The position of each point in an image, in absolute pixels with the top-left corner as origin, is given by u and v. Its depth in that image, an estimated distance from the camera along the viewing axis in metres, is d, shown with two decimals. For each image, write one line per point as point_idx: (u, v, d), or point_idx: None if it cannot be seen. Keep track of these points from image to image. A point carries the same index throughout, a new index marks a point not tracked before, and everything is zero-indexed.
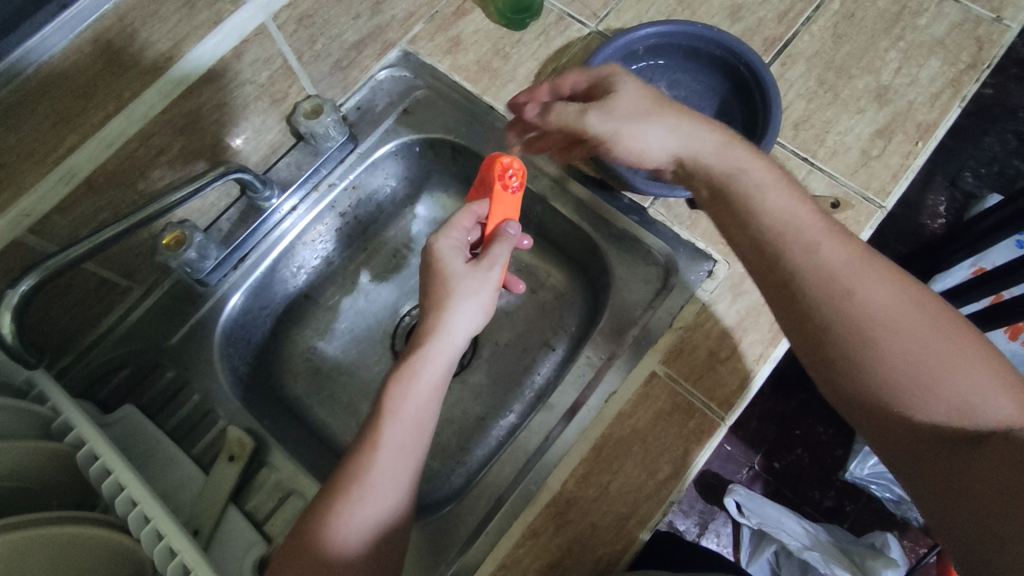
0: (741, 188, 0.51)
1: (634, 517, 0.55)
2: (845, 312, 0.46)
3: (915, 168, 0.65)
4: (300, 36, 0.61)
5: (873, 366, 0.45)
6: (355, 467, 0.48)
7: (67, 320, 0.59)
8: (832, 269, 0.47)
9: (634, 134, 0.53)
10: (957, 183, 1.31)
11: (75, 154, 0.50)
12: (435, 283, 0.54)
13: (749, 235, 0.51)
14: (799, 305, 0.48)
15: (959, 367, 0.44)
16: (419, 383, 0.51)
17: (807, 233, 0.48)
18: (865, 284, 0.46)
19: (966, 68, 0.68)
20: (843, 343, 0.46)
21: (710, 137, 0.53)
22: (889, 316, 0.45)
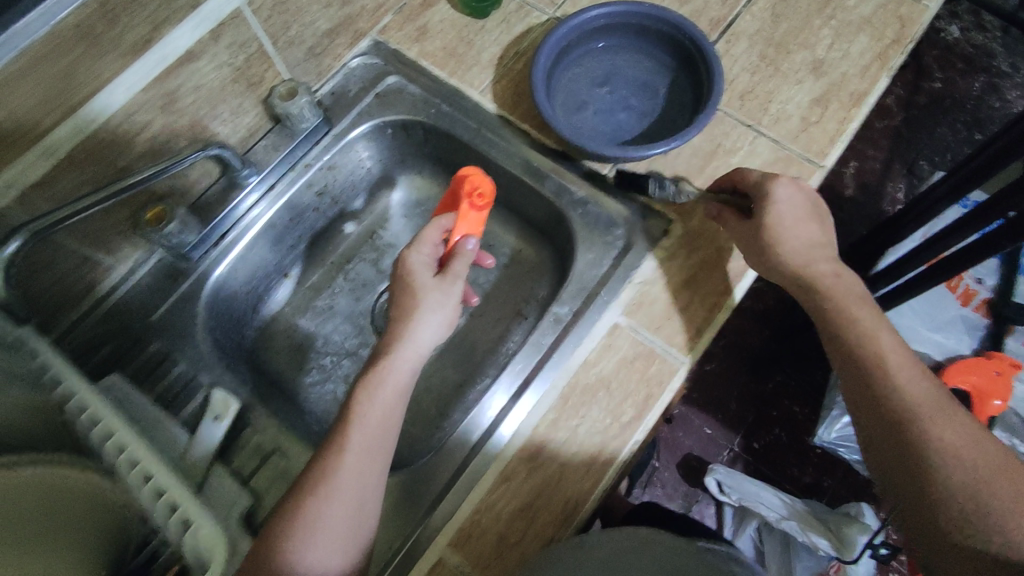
0: (840, 311, 0.56)
1: (600, 458, 0.58)
2: (913, 432, 0.49)
3: (850, 133, 0.70)
4: (274, 22, 0.65)
5: (912, 441, 0.49)
6: (322, 469, 0.51)
7: (54, 293, 0.61)
8: (884, 358, 0.53)
9: (786, 236, 0.59)
10: (914, 171, 1.36)
11: (59, 129, 0.53)
12: (406, 294, 0.59)
13: (834, 349, 0.56)
14: (869, 414, 0.52)
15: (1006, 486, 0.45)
16: (384, 391, 0.55)
17: (887, 360, 0.53)
18: (911, 380, 0.51)
19: (892, 43, 0.74)
20: (909, 455, 0.49)
21: (829, 269, 0.58)
22: (957, 445, 0.48)
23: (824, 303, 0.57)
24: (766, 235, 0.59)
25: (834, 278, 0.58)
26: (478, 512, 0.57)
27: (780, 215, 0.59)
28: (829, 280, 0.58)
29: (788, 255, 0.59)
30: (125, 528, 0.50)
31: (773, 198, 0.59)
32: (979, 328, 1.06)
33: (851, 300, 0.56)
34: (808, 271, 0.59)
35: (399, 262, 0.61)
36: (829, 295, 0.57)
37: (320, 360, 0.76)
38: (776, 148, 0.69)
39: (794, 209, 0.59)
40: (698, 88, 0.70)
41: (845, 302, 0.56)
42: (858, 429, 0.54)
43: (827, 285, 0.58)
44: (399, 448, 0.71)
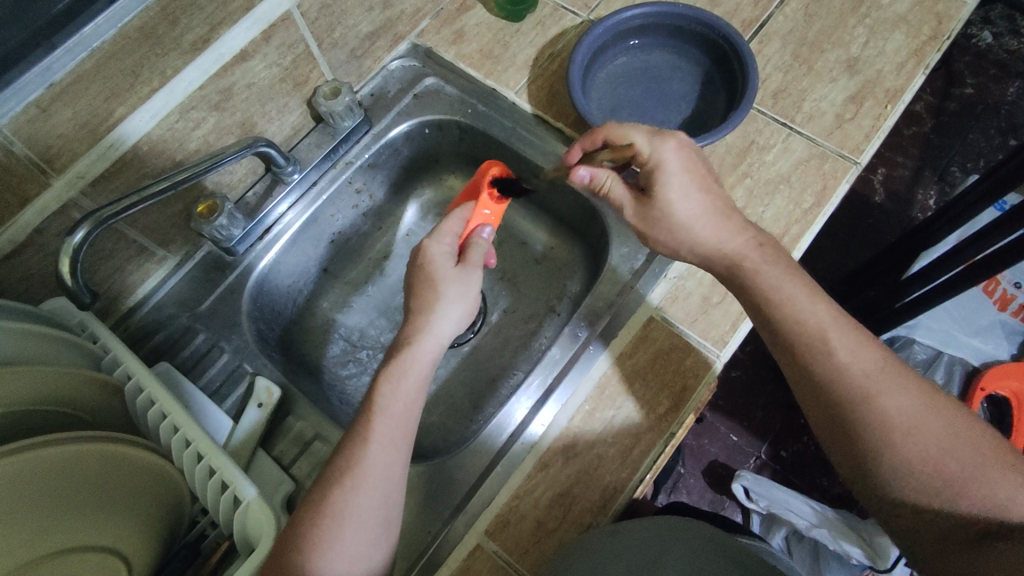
0: (766, 289, 0.52)
1: (638, 447, 0.59)
2: (865, 409, 0.47)
3: (886, 129, 0.70)
4: (320, 24, 0.68)
5: (854, 416, 0.47)
6: (348, 458, 0.50)
7: (110, 283, 0.64)
8: (813, 330, 0.50)
9: (676, 233, 0.55)
10: (946, 178, 1.34)
11: (124, 124, 0.56)
12: (424, 285, 0.58)
13: (768, 329, 0.52)
14: (813, 395, 0.50)
15: (946, 441, 0.45)
16: (409, 379, 0.54)
17: (819, 334, 0.49)
18: (841, 347, 0.49)
19: (928, 40, 0.74)
20: (863, 437, 0.47)
21: (742, 241, 0.54)
22: (908, 412, 0.46)
23: (749, 283, 0.53)
24: (662, 213, 0.55)
25: (751, 250, 0.54)
26: (515, 499, 0.58)
27: (673, 195, 0.54)
28: (744, 251, 0.53)
29: (700, 232, 0.54)
30: (182, 506, 0.54)
31: (660, 167, 0.54)
32: (1019, 333, 1.03)
33: (770, 272, 0.52)
34: (720, 246, 0.54)
35: (418, 253, 0.60)
36: (753, 272, 0.53)
37: (357, 353, 0.78)
38: (811, 145, 0.70)
39: (686, 175, 0.54)
40: (732, 86, 0.70)
41: (767, 273, 0.52)
42: (805, 407, 0.51)
43: (743, 262, 0.53)
44: (433, 440, 0.72)
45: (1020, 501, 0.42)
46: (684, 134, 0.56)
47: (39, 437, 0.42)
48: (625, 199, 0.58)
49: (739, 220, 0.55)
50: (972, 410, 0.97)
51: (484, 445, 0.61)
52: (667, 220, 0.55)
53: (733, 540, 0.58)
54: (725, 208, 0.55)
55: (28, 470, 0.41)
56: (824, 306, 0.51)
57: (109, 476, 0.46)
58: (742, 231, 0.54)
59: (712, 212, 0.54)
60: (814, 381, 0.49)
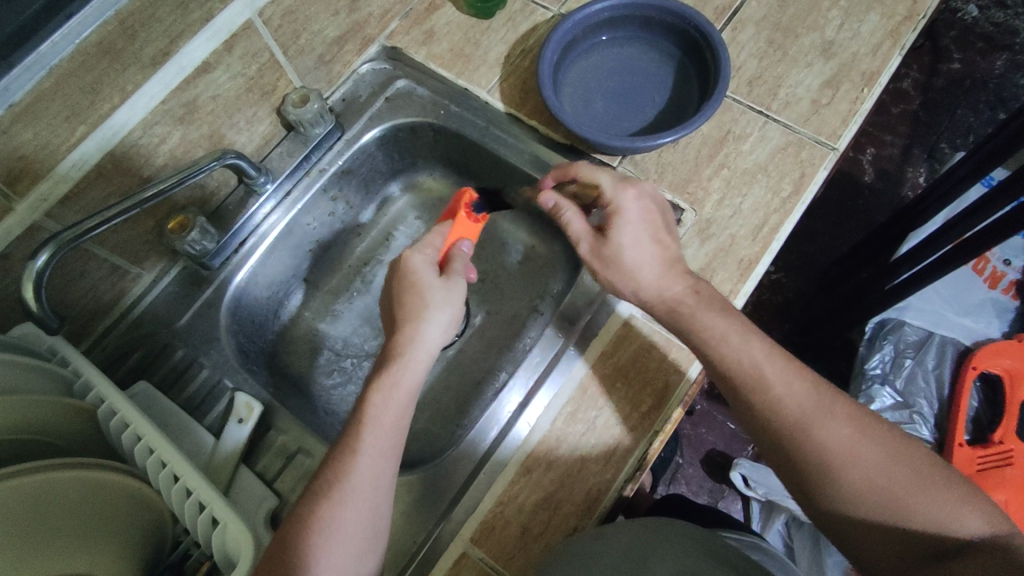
0: (703, 333, 0.54)
1: (621, 448, 0.58)
2: (806, 442, 0.49)
3: (863, 113, 0.69)
4: (284, 31, 0.67)
5: (799, 449, 0.49)
6: (336, 474, 0.50)
7: (83, 303, 0.63)
8: (746, 370, 0.52)
9: (618, 275, 0.58)
10: (935, 155, 1.33)
11: (85, 143, 0.55)
12: (411, 293, 0.57)
13: (706, 368, 0.55)
14: (760, 432, 0.52)
15: (888, 466, 0.47)
16: (399, 390, 0.53)
17: (757, 375, 0.51)
18: (777, 383, 0.51)
19: (904, 20, 0.73)
20: (809, 468, 0.49)
21: (681, 289, 0.55)
22: (846, 439, 0.48)
23: (686, 329, 0.55)
24: (615, 254, 0.57)
25: (688, 297, 0.55)
26: (500, 505, 0.57)
27: (625, 240, 0.57)
28: (676, 303, 0.55)
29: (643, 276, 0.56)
30: (163, 529, 0.53)
31: (619, 212, 0.57)
32: (1009, 310, 1.03)
33: (705, 318, 0.54)
34: (659, 294, 0.56)
35: (400, 262, 0.59)
36: (691, 316, 0.54)
37: (341, 362, 0.77)
38: (788, 133, 0.69)
39: (642, 224, 0.57)
40: (705, 76, 0.70)
41: (702, 319, 0.54)
42: (755, 441, 0.53)
43: (680, 306, 0.55)
44: (421, 447, 0.71)
45: (963, 518, 0.45)
46: (645, 184, 0.60)
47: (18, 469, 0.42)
48: (580, 234, 0.60)
49: (681, 269, 0.57)
50: (966, 388, 0.96)
51: (467, 451, 0.61)
52: (616, 259, 0.57)
53: (721, 539, 0.58)
54: (669, 258, 0.57)
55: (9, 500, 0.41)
56: (757, 344, 0.53)
57: (88, 503, 0.46)
58: (681, 277, 0.56)
59: (655, 258, 0.56)
60: (758, 417, 0.51)
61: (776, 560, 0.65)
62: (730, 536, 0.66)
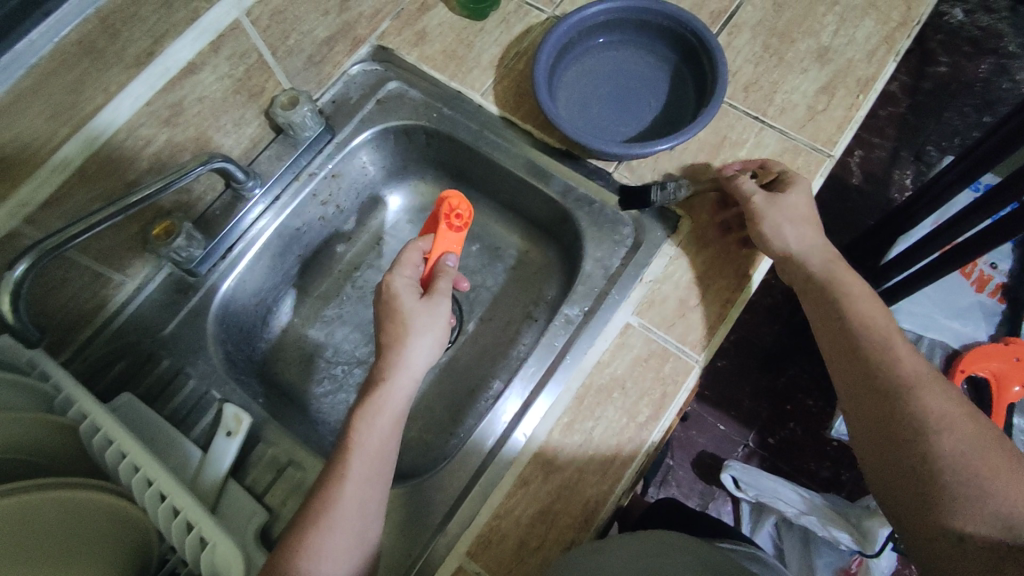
0: (845, 291, 0.56)
1: (618, 458, 0.57)
2: (909, 400, 0.49)
3: (858, 120, 0.69)
4: (272, 32, 0.65)
5: (900, 404, 0.49)
6: (324, 499, 0.49)
7: (64, 313, 0.61)
8: (875, 331, 0.53)
9: (779, 224, 0.60)
10: (922, 158, 1.35)
11: (67, 146, 0.53)
12: (392, 320, 0.56)
13: (826, 328, 0.56)
14: (863, 386, 0.52)
15: (988, 452, 0.45)
16: (383, 415, 0.53)
17: (882, 337, 0.53)
18: (901, 350, 0.52)
19: (898, 27, 0.73)
20: (904, 426, 0.48)
21: (833, 252, 0.59)
22: (952, 414, 0.47)
23: (824, 290, 0.57)
24: (787, 206, 0.60)
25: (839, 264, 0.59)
26: (496, 518, 0.56)
27: (799, 200, 0.61)
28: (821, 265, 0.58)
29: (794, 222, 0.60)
30: (149, 545, 0.51)
31: (794, 182, 0.62)
32: (995, 313, 1.04)
33: (843, 280, 0.57)
34: (818, 251, 0.59)
35: (382, 287, 0.58)
36: (844, 275, 0.57)
37: (331, 370, 0.75)
38: (783, 139, 0.68)
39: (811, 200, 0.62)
40: (702, 81, 0.69)
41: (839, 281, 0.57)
42: (849, 403, 0.53)
43: (837, 264, 0.58)
44: (414, 457, 0.70)
45: None
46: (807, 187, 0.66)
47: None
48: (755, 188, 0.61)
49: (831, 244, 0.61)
50: None
51: (463, 461, 0.60)
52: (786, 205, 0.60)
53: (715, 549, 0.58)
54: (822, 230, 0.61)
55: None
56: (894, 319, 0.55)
57: (67, 523, 0.44)
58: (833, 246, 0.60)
59: (815, 221, 0.60)
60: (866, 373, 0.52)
61: (770, 568, 0.65)
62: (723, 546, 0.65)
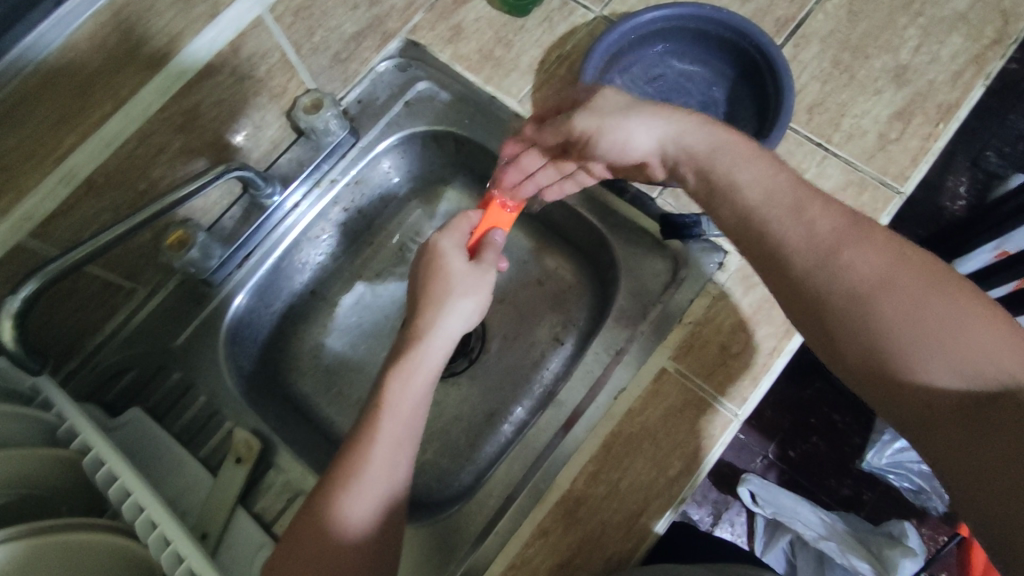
0: (772, 206, 0.46)
1: (645, 514, 0.54)
2: (861, 312, 0.42)
3: (936, 151, 0.62)
4: (297, 28, 0.59)
5: (853, 322, 0.42)
6: (353, 458, 0.46)
7: (73, 323, 0.59)
8: (818, 238, 0.44)
9: (622, 133, 0.52)
10: (980, 163, 1.15)
11: (75, 154, 0.49)
12: (435, 278, 0.54)
13: (766, 249, 0.46)
14: (814, 308, 0.44)
15: (957, 339, 0.40)
16: (418, 375, 0.50)
17: (825, 245, 0.43)
18: (853, 251, 0.43)
19: (990, 45, 0.65)
20: (874, 345, 0.41)
21: (710, 142, 0.49)
22: (906, 311, 0.41)
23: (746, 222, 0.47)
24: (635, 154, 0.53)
25: (721, 160, 0.48)
26: (512, 569, 0.53)
27: (645, 142, 0.52)
28: (789, 212, 0.45)
29: (740, 165, 0.48)
30: None
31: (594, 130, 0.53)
32: None
33: (790, 228, 0.45)
34: (699, 156, 0.49)
35: (428, 245, 0.57)
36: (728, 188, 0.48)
37: (346, 383, 0.72)
38: (848, 171, 0.62)
39: (614, 109, 0.52)
40: (763, 102, 0.63)
41: (803, 227, 0.44)
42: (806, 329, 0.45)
43: (719, 185, 0.48)
44: (427, 481, 0.68)
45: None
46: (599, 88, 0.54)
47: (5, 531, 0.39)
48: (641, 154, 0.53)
49: (684, 115, 0.50)
50: None
51: (480, 504, 0.58)
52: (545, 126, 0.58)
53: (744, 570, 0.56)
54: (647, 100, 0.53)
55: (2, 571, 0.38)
56: (884, 246, 0.43)
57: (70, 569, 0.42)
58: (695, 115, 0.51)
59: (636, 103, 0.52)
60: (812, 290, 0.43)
61: None
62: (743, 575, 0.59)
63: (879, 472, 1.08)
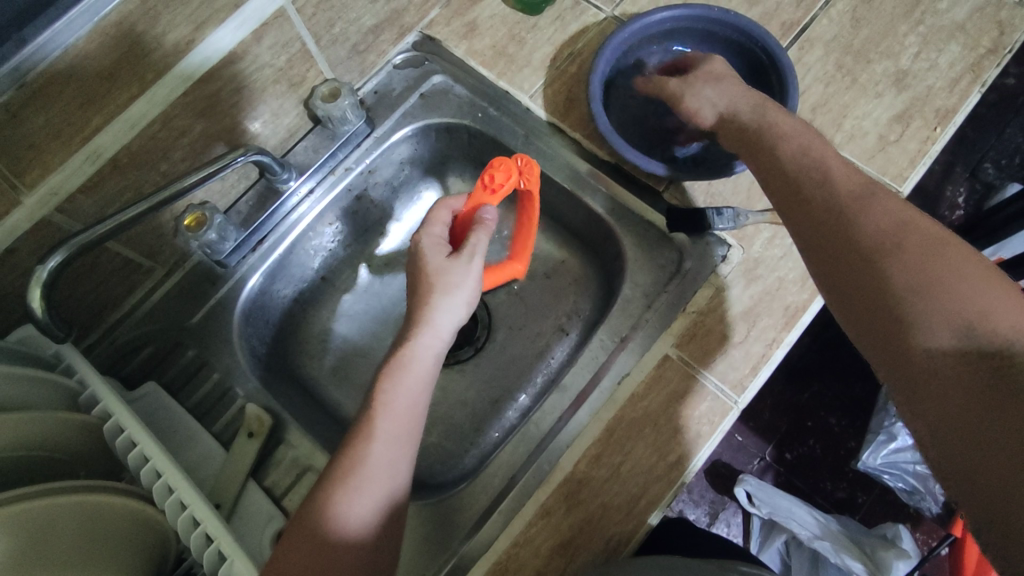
0: (801, 176, 0.53)
1: (645, 497, 0.56)
2: (871, 264, 0.46)
3: (933, 154, 0.64)
4: (318, 19, 0.61)
5: (864, 273, 0.47)
6: (349, 459, 0.48)
7: (93, 297, 0.61)
8: (839, 199, 0.50)
9: (693, 94, 0.62)
10: (978, 174, 1.17)
11: (101, 135, 0.51)
12: (420, 279, 0.56)
13: (790, 213, 0.53)
14: (826, 259, 0.49)
15: (962, 295, 0.42)
16: (411, 374, 0.51)
17: (846, 206, 0.50)
18: (873, 214, 0.48)
19: (987, 54, 0.67)
20: (880, 294, 0.45)
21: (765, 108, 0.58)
22: (912, 267, 0.45)
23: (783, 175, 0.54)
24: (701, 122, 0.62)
25: (769, 127, 0.57)
26: (516, 547, 0.55)
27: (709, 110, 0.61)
28: (819, 178, 0.52)
29: (785, 136, 0.55)
30: (166, 542, 0.52)
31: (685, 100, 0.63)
32: None
33: (819, 190, 0.51)
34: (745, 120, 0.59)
35: (411, 247, 0.58)
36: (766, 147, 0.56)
37: (355, 365, 0.74)
38: (849, 171, 0.64)
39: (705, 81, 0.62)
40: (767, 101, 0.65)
41: (831, 192, 0.51)
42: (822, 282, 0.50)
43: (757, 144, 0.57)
44: (432, 463, 0.70)
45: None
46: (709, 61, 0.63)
47: (25, 488, 0.41)
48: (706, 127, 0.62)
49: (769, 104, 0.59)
50: None
51: (483, 485, 0.60)
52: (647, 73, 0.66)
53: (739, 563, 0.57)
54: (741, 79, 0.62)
55: (24, 525, 0.40)
56: (905, 217, 0.47)
57: (88, 530, 0.44)
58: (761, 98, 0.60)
59: (727, 74, 0.62)
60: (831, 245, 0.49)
61: None
62: (743, 570, 0.56)
63: (874, 472, 1.08)
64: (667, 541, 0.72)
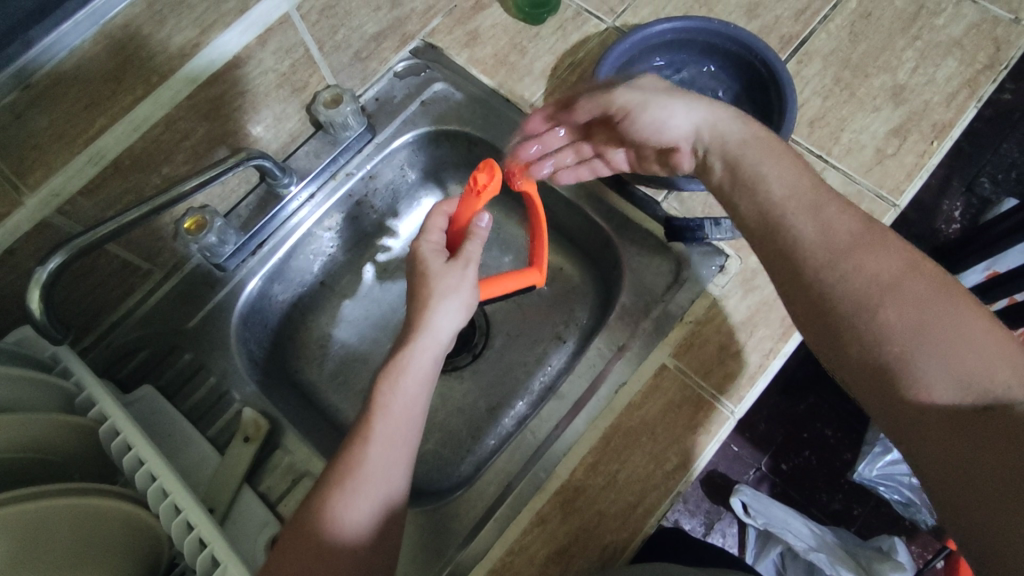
0: (783, 210, 0.48)
1: (642, 506, 0.56)
2: (864, 316, 0.43)
3: (930, 168, 0.65)
4: (322, 26, 0.62)
5: (857, 323, 0.43)
6: (347, 461, 0.48)
7: (91, 299, 0.61)
8: (827, 239, 0.46)
9: (661, 109, 0.56)
10: (974, 188, 1.18)
11: (104, 137, 0.51)
12: (419, 282, 0.56)
13: (771, 253, 0.48)
14: (811, 306, 0.45)
15: (958, 345, 0.40)
16: (408, 379, 0.51)
17: (837, 245, 0.45)
18: (866, 257, 0.44)
19: (983, 69, 0.68)
20: (875, 344, 0.42)
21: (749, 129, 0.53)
22: (906, 317, 0.42)
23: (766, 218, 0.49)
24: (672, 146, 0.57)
25: (749, 152, 0.52)
26: (510, 554, 0.55)
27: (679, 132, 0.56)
28: (805, 210, 0.47)
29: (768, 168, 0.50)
30: (160, 547, 0.51)
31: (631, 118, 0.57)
32: None
33: (806, 227, 0.47)
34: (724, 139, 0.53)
35: (409, 253, 0.59)
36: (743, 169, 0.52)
37: (352, 371, 0.74)
38: (846, 183, 0.64)
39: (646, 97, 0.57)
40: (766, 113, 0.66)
41: (820, 230, 0.46)
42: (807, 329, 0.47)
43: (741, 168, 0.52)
44: (428, 470, 0.69)
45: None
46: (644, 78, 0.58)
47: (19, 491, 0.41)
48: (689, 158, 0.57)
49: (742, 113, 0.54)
50: None
51: (479, 493, 0.59)
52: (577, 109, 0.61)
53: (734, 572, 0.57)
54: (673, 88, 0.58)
55: (17, 525, 0.40)
56: (897, 258, 0.44)
57: (80, 533, 0.44)
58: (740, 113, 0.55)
59: (668, 88, 0.57)
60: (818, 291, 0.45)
61: None
62: None
63: (869, 484, 1.07)
64: (662, 550, 0.72)
